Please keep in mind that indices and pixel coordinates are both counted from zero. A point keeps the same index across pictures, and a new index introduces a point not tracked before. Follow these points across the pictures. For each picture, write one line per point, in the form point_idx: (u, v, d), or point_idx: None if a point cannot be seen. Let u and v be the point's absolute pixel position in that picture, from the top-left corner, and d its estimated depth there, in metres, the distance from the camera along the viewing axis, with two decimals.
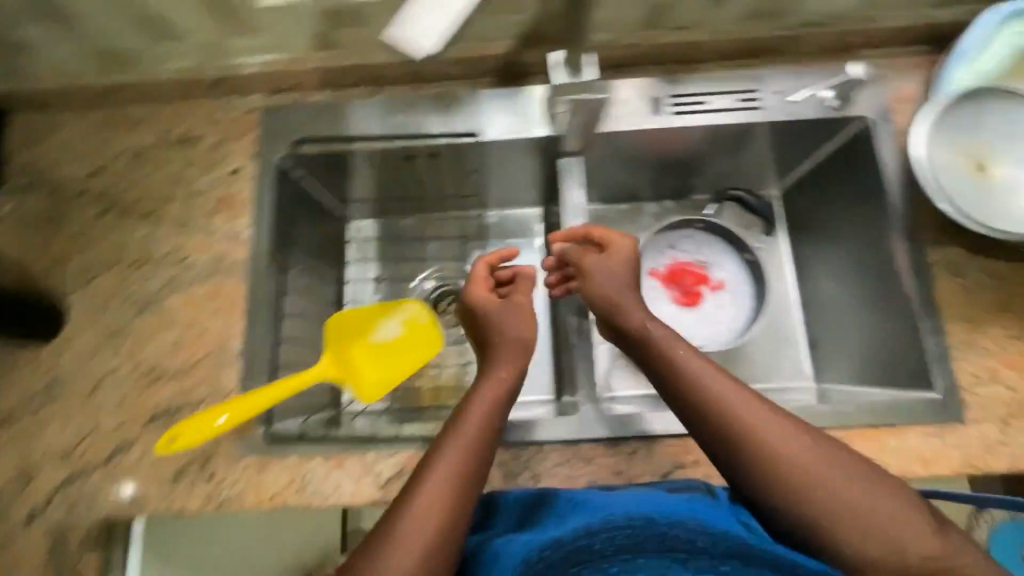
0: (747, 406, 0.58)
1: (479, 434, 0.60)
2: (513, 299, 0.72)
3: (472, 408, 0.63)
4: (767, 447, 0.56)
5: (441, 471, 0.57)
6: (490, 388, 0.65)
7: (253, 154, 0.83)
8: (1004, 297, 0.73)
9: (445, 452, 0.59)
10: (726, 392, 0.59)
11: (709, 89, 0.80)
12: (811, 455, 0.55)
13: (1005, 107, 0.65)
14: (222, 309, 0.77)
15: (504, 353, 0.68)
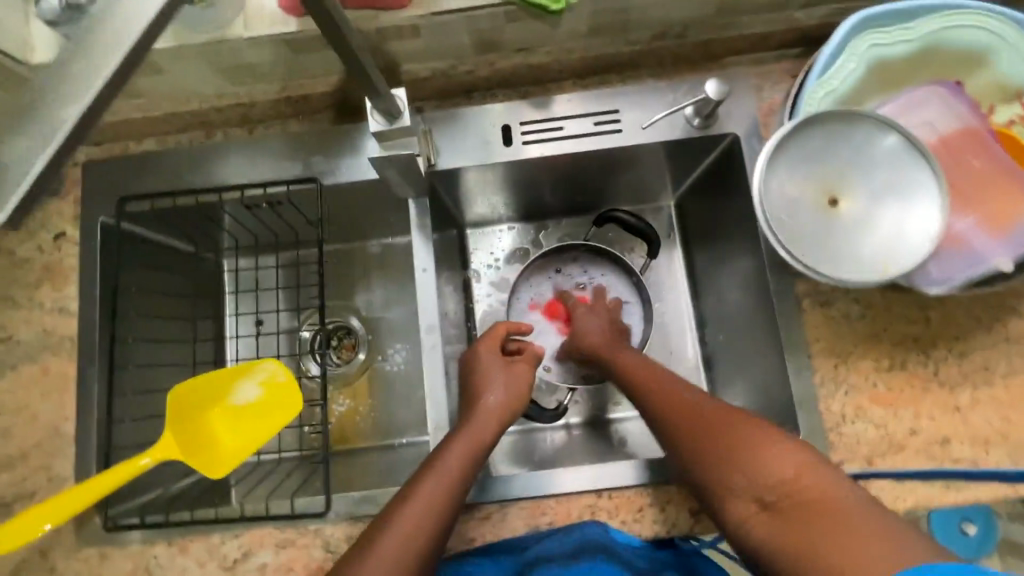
0: (665, 387, 0.65)
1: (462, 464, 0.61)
2: (514, 367, 0.73)
3: (454, 441, 0.63)
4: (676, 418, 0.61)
5: (423, 494, 0.58)
6: (470, 428, 0.65)
7: (76, 216, 0.77)
8: (873, 327, 0.69)
9: (428, 483, 0.59)
10: (646, 379, 0.68)
11: (560, 110, 0.75)
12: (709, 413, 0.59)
13: (860, 131, 0.59)
14: (55, 390, 0.73)
15: (490, 402, 0.69)
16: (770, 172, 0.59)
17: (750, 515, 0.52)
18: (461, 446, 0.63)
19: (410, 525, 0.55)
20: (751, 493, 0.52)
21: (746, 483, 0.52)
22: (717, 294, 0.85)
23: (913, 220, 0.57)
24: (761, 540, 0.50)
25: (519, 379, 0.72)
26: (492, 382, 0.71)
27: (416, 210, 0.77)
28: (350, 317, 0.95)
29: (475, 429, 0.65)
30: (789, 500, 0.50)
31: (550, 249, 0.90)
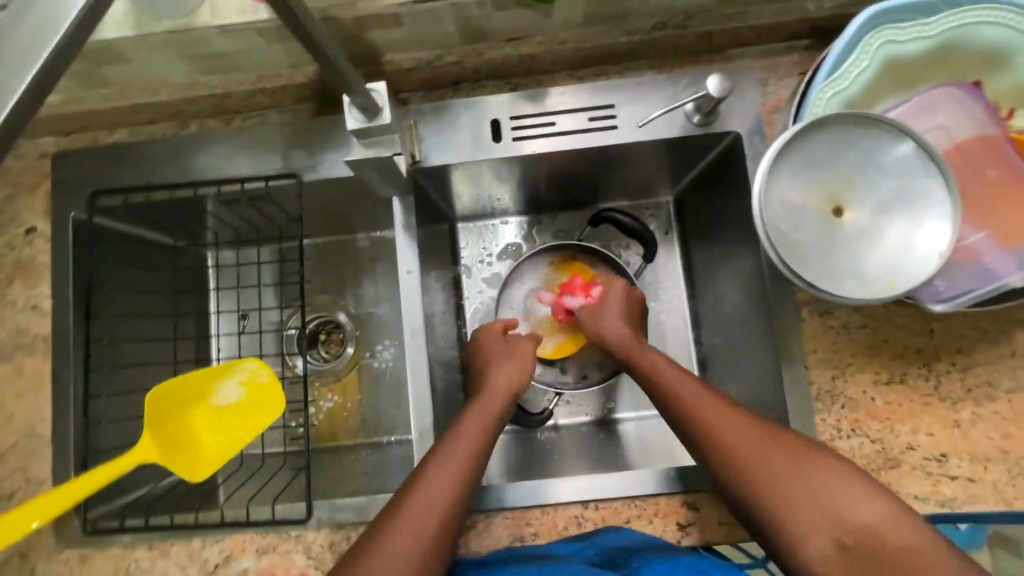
0: (712, 408, 0.59)
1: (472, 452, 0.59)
2: (518, 346, 0.74)
3: (462, 429, 0.62)
4: (735, 446, 0.56)
5: (432, 483, 0.56)
6: (476, 415, 0.63)
7: (47, 211, 0.74)
8: (874, 338, 0.66)
9: (437, 469, 0.57)
10: (694, 399, 0.60)
11: (557, 105, 0.71)
12: (766, 443, 0.55)
13: (870, 137, 0.55)
14: (30, 390, 0.71)
15: (495, 385, 0.68)
16: (772, 178, 0.56)
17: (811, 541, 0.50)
18: (470, 432, 0.61)
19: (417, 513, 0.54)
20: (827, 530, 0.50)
21: (822, 522, 0.50)
22: (712, 296, 0.83)
23: (920, 233, 0.54)
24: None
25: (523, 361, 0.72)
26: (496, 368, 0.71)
27: (401, 207, 0.73)
28: (338, 312, 0.93)
29: (479, 415, 0.64)
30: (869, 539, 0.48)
31: (542, 248, 0.87)
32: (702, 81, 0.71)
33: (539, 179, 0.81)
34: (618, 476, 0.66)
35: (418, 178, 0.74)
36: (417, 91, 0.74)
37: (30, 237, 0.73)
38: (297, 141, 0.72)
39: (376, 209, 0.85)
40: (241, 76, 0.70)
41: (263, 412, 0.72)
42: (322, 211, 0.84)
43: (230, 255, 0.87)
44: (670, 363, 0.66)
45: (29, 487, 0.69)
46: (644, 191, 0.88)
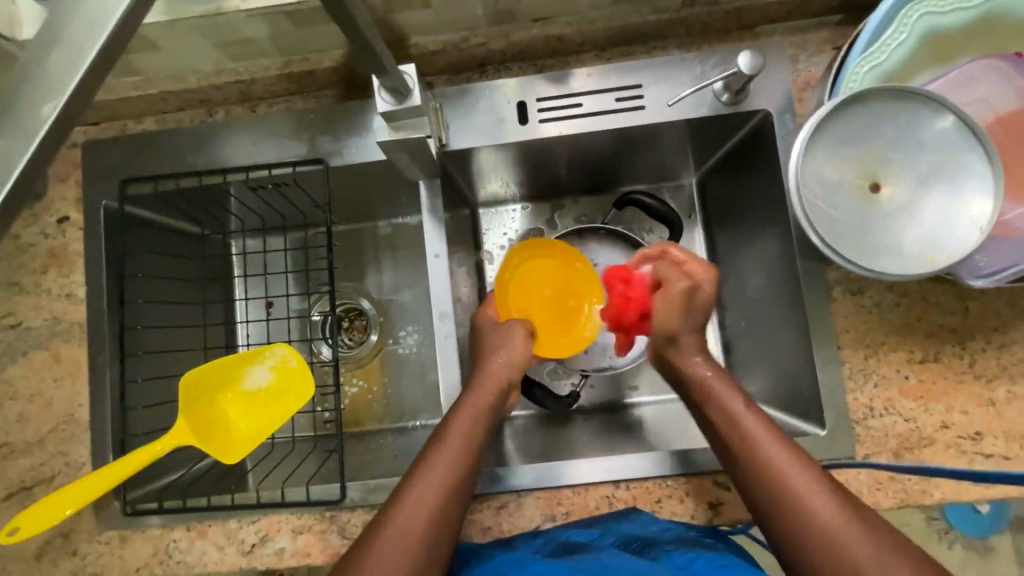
0: (826, 508, 0.49)
1: (468, 435, 0.59)
2: (508, 326, 0.69)
3: (461, 410, 0.61)
4: (850, 557, 0.46)
5: (433, 473, 0.56)
6: (475, 398, 0.63)
7: (78, 199, 0.75)
8: (907, 317, 0.66)
9: (437, 455, 0.57)
10: (796, 484, 0.50)
11: (584, 86, 0.71)
12: (845, 520, 0.48)
13: (908, 111, 0.54)
14: (67, 376, 0.72)
15: (492, 366, 0.66)
16: (808, 154, 0.55)
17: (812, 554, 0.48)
18: (469, 414, 0.61)
19: (417, 505, 0.54)
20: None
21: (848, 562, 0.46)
22: (736, 278, 0.82)
23: (960, 209, 0.53)
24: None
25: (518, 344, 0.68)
26: (494, 349, 0.67)
27: (427, 192, 0.74)
28: (361, 299, 0.93)
29: (482, 395, 0.63)
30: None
31: (564, 234, 0.87)
32: (731, 59, 0.70)
33: (563, 162, 0.81)
34: (641, 457, 0.67)
35: (445, 163, 0.74)
36: (443, 75, 0.74)
37: (63, 225, 0.74)
38: (325, 126, 0.72)
39: (400, 195, 0.85)
40: (269, 62, 0.70)
41: (296, 399, 0.72)
42: (346, 198, 0.84)
43: (255, 243, 0.88)
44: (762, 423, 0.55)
45: (70, 470, 0.71)
46: (668, 173, 0.87)
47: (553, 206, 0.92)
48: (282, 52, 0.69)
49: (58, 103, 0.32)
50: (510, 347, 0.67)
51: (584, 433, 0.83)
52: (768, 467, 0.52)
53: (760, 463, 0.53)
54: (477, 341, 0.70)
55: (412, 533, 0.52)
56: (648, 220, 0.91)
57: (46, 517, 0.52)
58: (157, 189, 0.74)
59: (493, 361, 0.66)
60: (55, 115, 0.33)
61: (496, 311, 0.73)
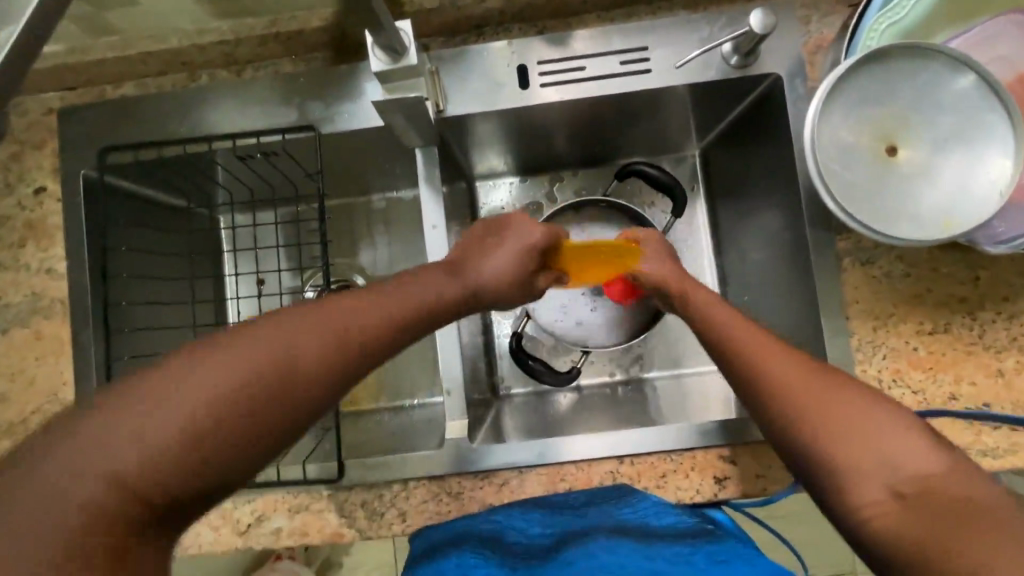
0: (797, 373, 0.47)
1: (377, 328, 0.47)
2: (523, 261, 0.61)
3: (375, 294, 0.49)
4: (803, 404, 0.46)
5: (297, 341, 0.42)
6: (408, 295, 0.51)
7: (55, 169, 0.71)
8: (917, 287, 0.64)
9: (319, 332, 0.44)
10: (765, 354, 0.49)
11: (587, 49, 0.68)
12: (806, 373, 0.47)
13: (930, 69, 0.52)
14: (51, 354, 0.69)
15: (473, 279, 0.57)
16: (823, 115, 0.53)
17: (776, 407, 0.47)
18: (387, 303, 0.48)
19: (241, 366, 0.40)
20: (886, 483, 0.41)
21: (811, 415, 0.45)
22: (740, 252, 0.81)
23: (978, 173, 0.51)
24: (888, 537, 0.40)
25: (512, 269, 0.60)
26: (485, 256, 0.60)
27: (423, 160, 0.70)
28: (355, 276, 0.90)
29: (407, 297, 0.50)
30: (934, 500, 0.40)
31: (566, 206, 0.84)
32: (740, 20, 0.67)
33: (564, 131, 0.78)
34: (646, 431, 0.65)
35: (442, 130, 0.71)
36: (439, 36, 0.71)
37: (41, 196, 0.71)
38: (315, 90, 0.69)
39: (394, 166, 0.82)
40: (255, 20, 0.67)
41: None
42: (338, 169, 0.81)
43: (245, 217, 0.85)
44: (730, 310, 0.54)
45: None
46: (671, 144, 0.84)
47: (552, 179, 0.89)
48: (268, 10, 0.66)
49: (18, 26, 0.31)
50: (514, 242, 0.61)
51: (585, 410, 0.82)
52: (738, 348, 0.50)
53: (717, 336, 0.53)
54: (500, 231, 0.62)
55: (222, 371, 0.39)
56: (650, 193, 0.88)
57: None
58: (140, 158, 0.71)
59: (484, 263, 0.59)
60: (18, 38, 0.31)
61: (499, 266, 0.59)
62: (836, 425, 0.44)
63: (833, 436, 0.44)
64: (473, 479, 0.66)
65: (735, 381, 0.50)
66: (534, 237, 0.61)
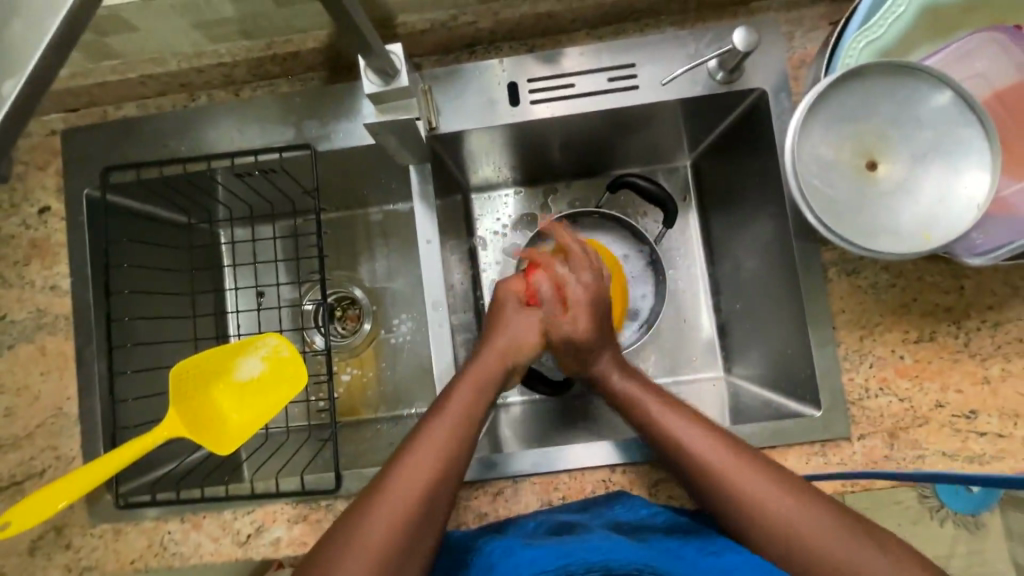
0: (777, 500, 0.54)
1: (468, 406, 0.61)
2: (526, 313, 0.71)
3: (459, 386, 0.63)
4: (773, 521, 0.53)
5: (432, 434, 0.58)
6: (475, 371, 0.64)
7: (59, 189, 0.73)
8: (902, 297, 0.65)
9: (434, 425, 0.59)
10: (748, 488, 0.55)
11: (577, 67, 0.69)
12: (775, 495, 0.54)
13: (907, 88, 0.53)
14: (55, 369, 0.71)
15: (499, 339, 0.68)
16: (804, 131, 0.54)
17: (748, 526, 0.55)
18: (467, 387, 0.62)
19: (414, 467, 0.55)
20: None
21: (779, 537, 0.53)
22: (731, 262, 0.82)
23: (957, 187, 0.52)
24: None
25: (529, 325, 0.70)
26: (502, 326, 0.70)
27: (418, 176, 0.72)
28: (354, 288, 0.92)
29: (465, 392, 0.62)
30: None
31: (560, 217, 0.85)
32: (725, 36, 0.68)
33: (556, 145, 0.79)
34: (640, 440, 0.66)
35: (437, 147, 0.73)
36: (433, 55, 0.72)
37: (44, 215, 0.72)
38: (311, 108, 0.71)
39: (390, 181, 0.83)
40: (252, 42, 0.69)
41: (288, 393, 0.70)
42: (335, 185, 0.83)
43: (244, 232, 0.86)
44: (709, 436, 0.59)
45: (59, 464, 0.70)
46: (662, 156, 0.86)
47: (545, 190, 0.91)
48: (265, 33, 0.68)
49: (19, 79, 0.33)
50: (521, 335, 0.69)
51: (580, 418, 0.83)
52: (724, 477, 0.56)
53: (685, 449, 0.59)
54: (496, 315, 0.71)
55: (380, 541, 0.51)
56: (642, 204, 0.90)
57: (38, 511, 0.52)
58: (141, 177, 0.72)
59: (501, 334, 0.69)
60: (17, 92, 0.33)
61: (522, 288, 0.72)
62: (809, 545, 0.52)
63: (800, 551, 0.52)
64: (469, 489, 0.67)
65: (724, 507, 0.56)
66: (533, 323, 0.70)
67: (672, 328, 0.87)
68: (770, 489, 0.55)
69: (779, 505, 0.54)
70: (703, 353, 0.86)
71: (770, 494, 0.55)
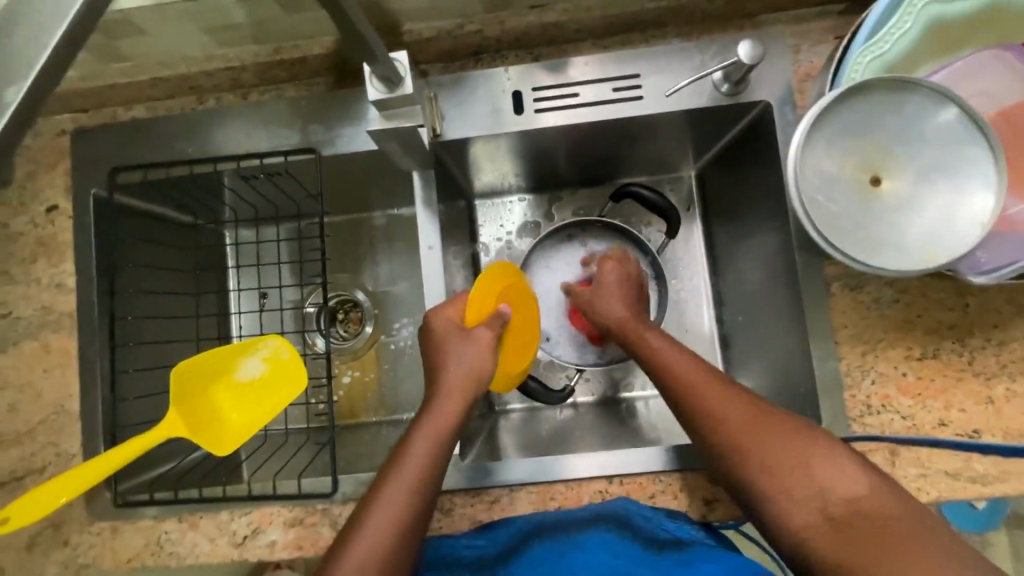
0: (747, 410, 0.52)
1: (426, 461, 0.55)
2: (473, 333, 0.62)
3: (413, 443, 0.56)
4: (738, 426, 0.52)
5: (389, 496, 0.52)
6: (433, 419, 0.57)
7: (67, 188, 0.74)
8: (906, 313, 0.65)
9: (386, 490, 0.53)
10: (695, 379, 0.56)
11: (582, 77, 0.70)
12: (745, 407, 0.53)
13: (913, 102, 0.53)
14: (58, 366, 0.72)
15: (454, 379, 0.59)
16: (807, 145, 0.54)
17: (717, 432, 0.53)
18: (423, 443, 0.55)
19: (384, 509, 0.52)
20: (816, 508, 0.45)
21: (749, 443, 0.50)
22: (734, 273, 0.81)
23: (960, 203, 0.52)
24: (811, 552, 0.45)
25: (479, 350, 0.61)
26: (454, 360, 0.61)
27: (421, 183, 0.72)
28: (356, 291, 0.92)
29: (437, 418, 0.57)
30: (859, 524, 0.43)
31: (565, 224, 0.85)
32: (731, 49, 0.68)
33: (560, 153, 0.79)
34: (637, 452, 0.66)
35: (442, 154, 0.74)
36: (439, 61, 0.73)
37: (53, 214, 0.73)
38: (317, 112, 0.71)
39: (394, 185, 0.83)
40: (259, 47, 0.69)
41: (287, 397, 0.71)
42: (340, 190, 0.84)
43: (249, 233, 0.87)
44: (667, 339, 0.63)
45: (60, 459, 0.70)
46: (667, 166, 0.86)
47: (549, 196, 0.91)
48: (272, 38, 0.68)
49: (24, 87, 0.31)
50: (478, 354, 0.61)
51: (579, 428, 0.83)
52: (668, 372, 0.59)
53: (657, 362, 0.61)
54: (438, 345, 0.62)
55: None
56: (646, 212, 0.89)
57: (39, 506, 0.50)
58: (147, 178, 0.73)
59: (457, 365, 0.60)
60: (23, 98, 0.32)
61: (458, 314, 0.65)
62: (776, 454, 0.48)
63: (770, 459, 0.48)
64: (466, 496, 0.67)
65: (668, 402, 0.58)
66: (481, 337, 0.62)
67: (676, 337, 0.86)
68: (739, 402, 0.53)
69: (748, 416, 0.52)
70: (704, 364, 0.85)
71: (740, 406, 0.53)
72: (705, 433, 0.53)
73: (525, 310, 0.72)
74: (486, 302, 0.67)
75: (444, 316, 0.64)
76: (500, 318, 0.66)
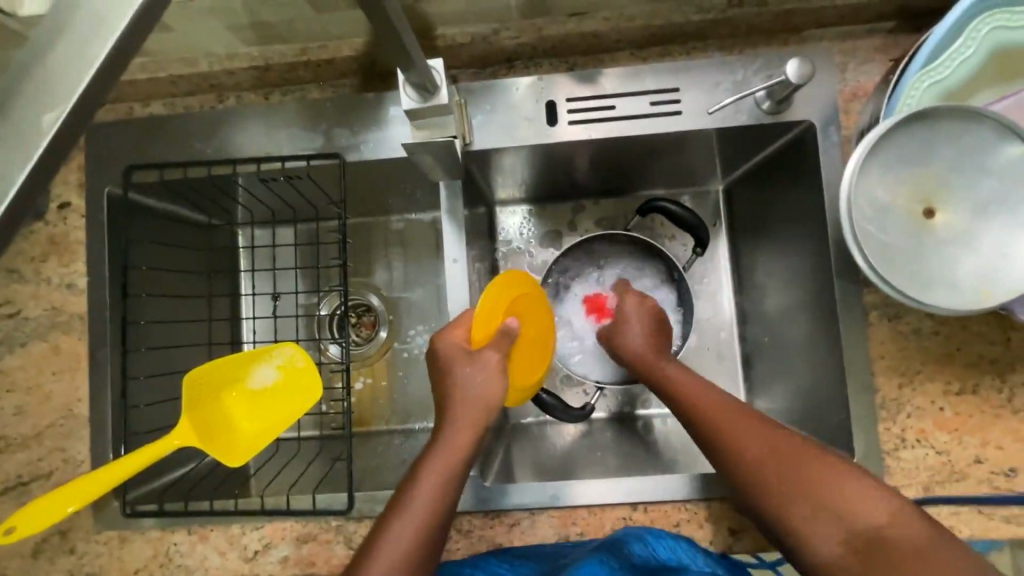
0: (764, 437, 0.53)
1: (437, 492, 0.53)
2: (481, 355, 0.59)
3: (422, 475, 0.54)
4: (751, 453, 0.52)
5: (398, 526, 0.51)
6: (441, 453, 0.55)
7: (80, 185, 0.71)
8: (946, 346, 0.63)
9: (391, 532, 0.50)
10: (711, 408, 0.57)
11: (619, 89, 0.67)
12: (763, 433, 0.53)
13: (975, 132, 0.51)
14: (67, 369, 0.69)
15: (463, 412, 0.57)
16: (860, 172, 0.52)
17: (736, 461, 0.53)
18: (432, 481, 0.53)
19: (396, 538, 0.50)
20: (838, 537, 0.45)
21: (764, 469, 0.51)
22: (762, 293, 0.79)
23: (1019, 240, 0.50)
24: None
25: (489, 374, 0.59)
26: (461, 391, 0.58)
27: (447, 192, 0.70)
28: (370, 296, 0.90)
29: (448, 448, 0.55)
30: (884, 553, 0.43)
31: (583, 239, 0.82)
32: (775, 65, 0.66)
33: (589, 165, 0.77)
34: (664, 479, 0.64)
35: (472, 163, 0.71)
36: (470, 66, 0.70)
37: (66, 212, 0.71)
38: (343, 115, 0.69)
39: (416, 190, 0.81)
40: (285, 46, 0.67)
41: (297, 403, 0.68)
42: (359, 194, 0.81)
43: (263, 234, 0.85)
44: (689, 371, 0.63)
45: (68, 465, 0.68)
46: (695, 181, 0.84)
47: (572, 206, 0.89)
48: (300, 38, 0.66)
49: (62, 110, 0.29)
50: (490, 379, 0.58)
51: (596, 447, 0.81)
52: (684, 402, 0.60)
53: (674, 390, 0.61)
54: (445, 373, 0.59)
55: None
56: (671, 227, 0.87)
57: (45, 517, 0.48)
58: (164, 177, 0.71)
59: (468, 393, 0.58)
60: (60, 120, 0.30)
61: (464, 335, 0.62)
62: (795, 482, 0.49)
63: (785, 487, 0.49)
64: (486, 516, 0.65)
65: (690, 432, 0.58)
66: (488, 361, 0.59)
67: (699, 355, 0.84)
68: (755, 428, 0.54)
69: (764, 442, 0.52)
70: (728, 383, 0.83)
71: (755, 433, 0.53)
72: (724, 463, 0.54)
73: (536, 322, 0.70)
74: (495, 317, 0.64)
75: (449, 341, 0.61)
76: (508, 335, 0.62)
